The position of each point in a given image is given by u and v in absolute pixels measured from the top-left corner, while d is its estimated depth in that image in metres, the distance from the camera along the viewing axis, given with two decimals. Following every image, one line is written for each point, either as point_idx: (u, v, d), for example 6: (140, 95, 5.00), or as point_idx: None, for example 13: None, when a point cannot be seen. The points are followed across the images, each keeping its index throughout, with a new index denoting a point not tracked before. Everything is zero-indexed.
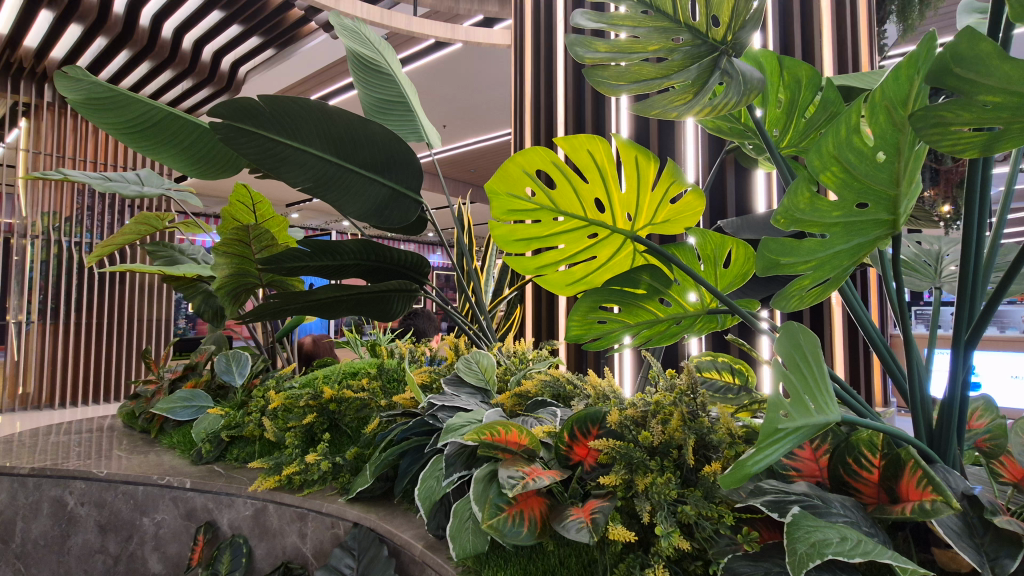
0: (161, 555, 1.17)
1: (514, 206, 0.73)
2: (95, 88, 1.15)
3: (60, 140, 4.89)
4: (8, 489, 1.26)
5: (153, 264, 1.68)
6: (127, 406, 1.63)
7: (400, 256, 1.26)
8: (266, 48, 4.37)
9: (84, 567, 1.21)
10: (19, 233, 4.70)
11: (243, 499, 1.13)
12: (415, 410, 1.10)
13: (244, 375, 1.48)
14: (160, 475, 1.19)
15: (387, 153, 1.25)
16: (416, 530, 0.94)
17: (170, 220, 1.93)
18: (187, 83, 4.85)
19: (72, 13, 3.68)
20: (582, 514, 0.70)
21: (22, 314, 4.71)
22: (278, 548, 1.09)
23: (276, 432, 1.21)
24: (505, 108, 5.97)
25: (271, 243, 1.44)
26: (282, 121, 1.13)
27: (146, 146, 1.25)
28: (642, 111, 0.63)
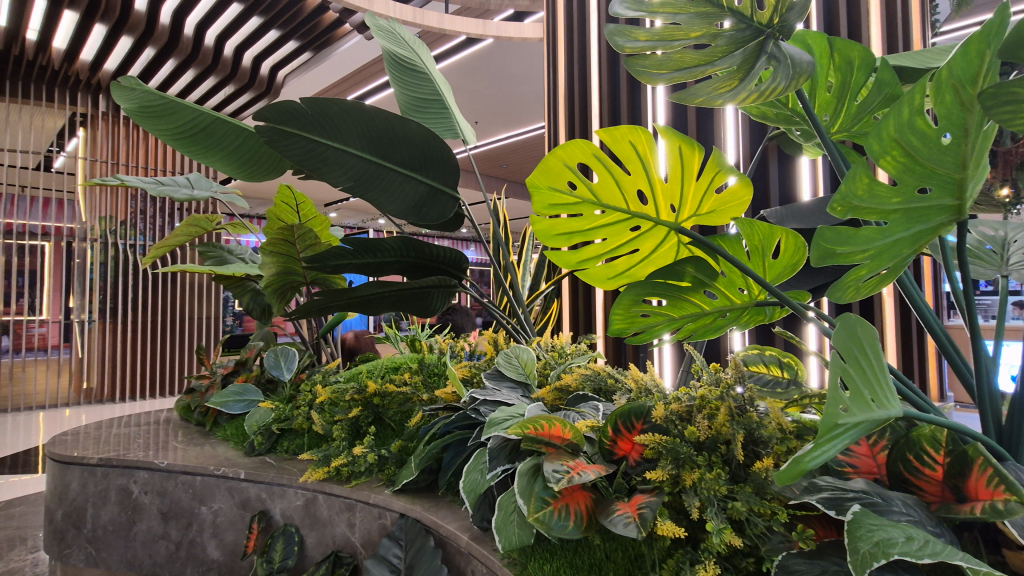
0: (218, 542, 1.22)
1: (556, 200, 0.72)
2: (148, 97, 1.20)
3: (114, 148, 5.15)
4: (79, 477, 1.34)
5: (204, 264, 1.75)
6: (183, 399, 1.71)
7: (439, 252, 1.28)
8: (303, 51, 4.47)
9: (147, 553, 1.27)
10: (80, 237, 4.99)
11: (294, 489, 1.17)
12: (457, 404, 1.13)
13: (291, 370, 1.54)
14: (217, 465, 1.25)
15: (424, 150, 1.26)
16: (461, 521, 0.96)
17: (219, 220, 2.01)
18: (229, 89, 5.03)
19: (123, 25, 3.87)
20: (629, 510, 0.70)
21: (84, 313, 5.01)
22: (328, 537, 1.13)
23: (324, 425, 1.25)
24: (537, 102, 5.94)
25: (315, 243, 1.48)
26: (323, 123, 1.16)
27: (196, 150, 1.31)
28: (687, 100, 0.61)
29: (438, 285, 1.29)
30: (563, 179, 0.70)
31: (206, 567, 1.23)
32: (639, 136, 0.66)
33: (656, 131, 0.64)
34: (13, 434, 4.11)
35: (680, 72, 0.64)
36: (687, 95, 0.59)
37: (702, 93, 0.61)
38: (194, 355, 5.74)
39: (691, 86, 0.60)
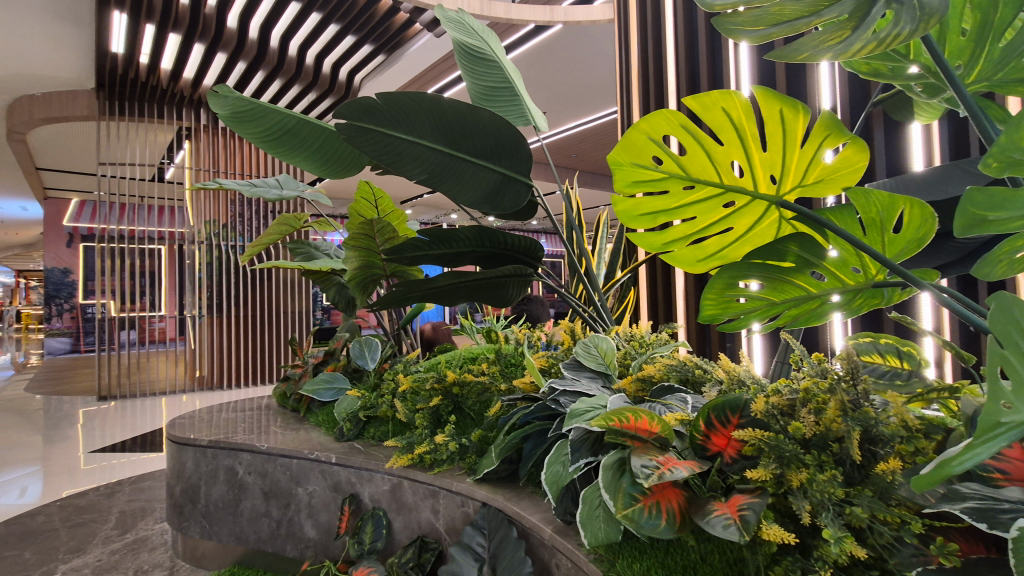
0: (314, 522, 1.28)
1: (639, 176, 0.68)
2: (240, 102, 1.26)
3: (215, 157, 5.62)
4: (193, 457, 1.47)
5: (295, 259, 1.85)
6: (280, 387, 1.82)
7: (516, 241, 1.27)
8: (377, 54, 4.61)
9: (253, 528, 1.36)
10: (189, 240, 5.51)
11: (381, 474, 1.21)
12: (536, 395, 1.12)
13: (375, 360, 1.59)
14: (311, 449, 1.32)
15: (497, 139, 1.25)
16: (543, 513, 0.94)
17: (305, 218, 2.11)
18: (312, 95, 5.30)
19: (218, 42, 4.18)
20: (728, 510, 0.64)
21: (195, 309, 5.53)
22: (414, 522, 1.16)
23: (407, 413, 1.29)
24: (608, 86, 5.77)
25: (394, 236, 1.53)
26: (398, 118, 1.18)
27: (283, 150, 1.38)
28: (790, 57, 0.52)
29: (514, 275, 1.27)
30: (648, 153, 0.65)
31: (304, 545, 1.30)
32: (733, 101, 0.60)
33: (753, 94, 0.58)
34: (142, 417, 4.65)
35: (776, 27, 0.57)
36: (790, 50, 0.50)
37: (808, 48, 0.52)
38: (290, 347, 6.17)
39: (794, 40, 0.51)
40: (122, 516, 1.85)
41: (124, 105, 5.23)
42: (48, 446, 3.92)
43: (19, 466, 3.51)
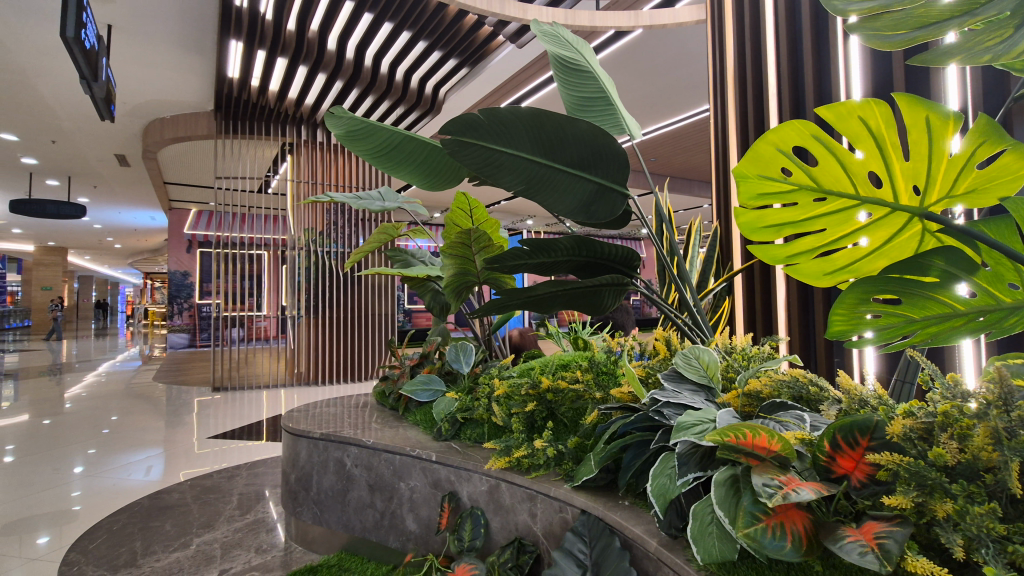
0: (416, 516, 1.35)
1: (766, 188, 0.68)
2: (352, 123, 1.38)
3: (313, 169, 6.05)
4: (307, 448, 1.59)
5: (394, 267, 1.96)
6: (379, 386, 1.93)
7: (613, 250, 1.27)
8: (461, 67, 4.77)
9: (359, 517, 1.46)
10: (291, 247, 5.97)
11: (479, 474, 1.25)
12: (635, 405, 1.11)
13: (469, 364, 1.65)
14: (412, 447, 1.40)
15: (596, 149, 1.26)
16: (647, 525, 0.94)
17: (403, 227, 2.23)
18: (400, 109, 5.57)
19: (319, 63, 4.51)
20: (862, 537, 0.62)
21: (294, 309, 5.95)
22: (511, 523, 1.19)
23: (503, 417, 1.33)
24: (691, 87, 5.59)
25: (489, 245, 1.58)
26: (499, 132, 1.22)
27: (391, 166, 1.48)
28: (932, 62, 0.57)
29: (611, 284, 1.28)
30: (776, 165, 0.64)
31: (405, 537, 1.37)
32: (874, 109, 0.58)
33: (896, 104, 0.55)
34: (249, 407, 5.10)
35: (921, 30, 0.58)
36: (930, 59, 0.56)
37: (956, 52, 0.56)
38: (381, 347, 6.47)
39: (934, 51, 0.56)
40: (243, 497, 2.04)
41: (236, 124, 5.77)
42: (173, 430, 4.41)
43: (151, 446, 3.99)
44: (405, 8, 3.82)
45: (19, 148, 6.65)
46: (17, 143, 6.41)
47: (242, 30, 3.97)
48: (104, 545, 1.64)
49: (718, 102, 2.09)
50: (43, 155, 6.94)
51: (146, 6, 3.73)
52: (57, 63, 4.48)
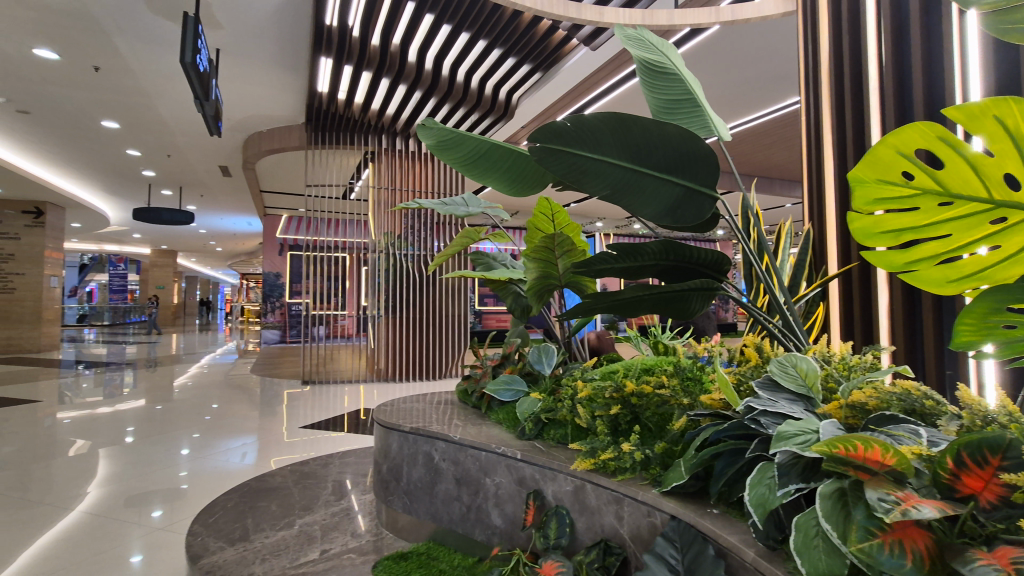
0: (501, 511, 1.40)
1: (885, 191, 0.65)
2: (443, 133, 1.45)
3: (392, 175, 6.35)
4: (398, 441, 1.69)
5: (477, 269, 2.02)
6: (462, 384, 2.01)
7: (702, 254, 1.25)
8: (534, 73, 4.80)
9: (446, 509, 1.53)
10: (372, 250, 6.28)
11: (564, 474, 1.28)
12: (727, 413, 1.09)
13: (551, 365, 1.69)
14: (497, 444, 1.44)
15: (683, 153, 1.24)
16: (743, 535, 0.92)
17: (484, 231, 2.30)
18: (474, 117, 5.72)
19: (401, 75, 4.73)
20: (995, 561, 0.58)
21: (374, 309, 6.25)
22: (597, 525, 1.20)
23: (586, 419, 1.34)
24: (774, 81, 5.32)
25: (572, 249, 1.61)
26: (585, 138, 1.23)
27: (478, 173, 1.53)
28: None
29: (701, 289, 1.26)
30: (897, 169, 0.62)
31: (491, 531, 1.42)
32: (1013, 109, 0.53)
33: None
34: (333, 401, 5.42)
35: None
36: None
37: None
38: (454, 347, 6.62)
39: None
40: (336, 484, 2.19)
41: (324, 135, 6.16)
42: (267, 419, 4.78)
43: (248, 433, 4.35)
44: (482, 17, 3.91)
45: (142, 163, 7.48)
46: (140, 158, 7.20)
47: (332, 47, 4.24)
48: (221, 520, 1.82)
49: (811, 95, 1.99)
50: (160, 168, 7.76)
51: (248, 29, 4.08)
52: (173, 85, 5.00)
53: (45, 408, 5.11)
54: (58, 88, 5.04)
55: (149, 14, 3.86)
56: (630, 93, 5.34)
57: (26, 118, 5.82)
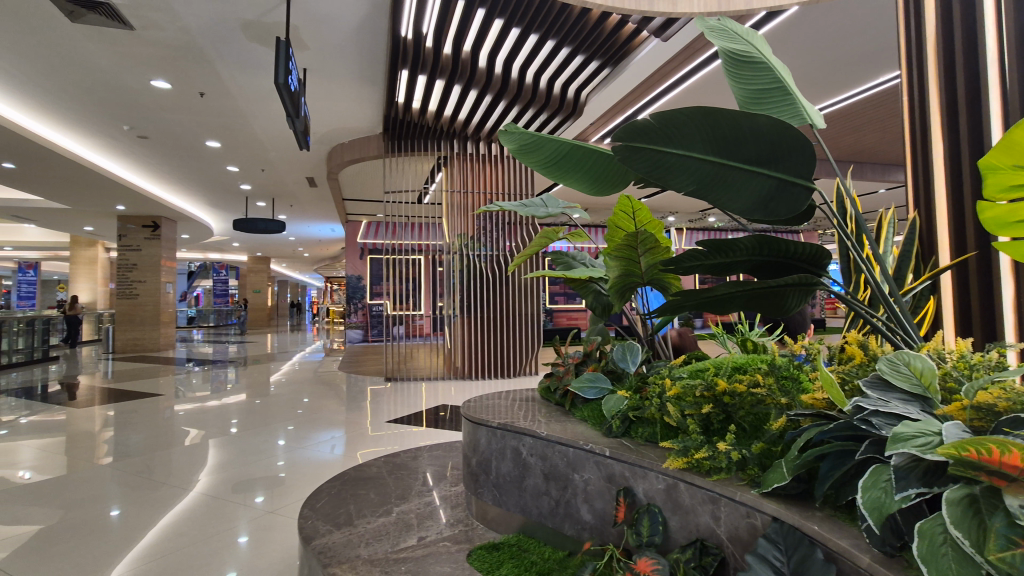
0: (591, 507, 1.42)
1: (1019, 180, 0.62)
2: (524, 137, 1.48)
3: (464, 178, 6.53)
4: (486, 436, 1.75)
5: (557, 268, 2.05)
6: (545, 381, 2.05)
7: (799, 249, 1.20)
8: (603, 69, 4.75)
9: (536, 503, 1.57)
10: (447, 251, 6.49)
11: (655, 473, 1.28)
12: (832, 413, 1.05)
13: (636, 364, 1.68)
14: (585, 440, 1.46)
15: (775, 143, 1.19)
16: (855, 539, 0.88)
17: (562, 231, 2.32)
18: (544, 116, 5.74)
19: (473, 80, 4.84)
20: None
21: (450, 309, 6.45)
22: (692, 524, 1.19)
23: (676, 417, 1.33)
24: (865, 59, 4.93)
25: (655, 246, 1.60)
26: (673, 135, 1.19)
27: (559, 173, 1.56)
28: None
29: (798, 284, 1.21)
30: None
31: (581, 526, 1.45)
32: None
33: None
34: (413, 397, 5.66)
35: None
36: None
37: None
38: (529, 345, 6.68)
39: None
40: (427, 476, 2.30)
41: (400, 144, 6.43)
42: (353, 414, 5.07)
43: (338, 426, 4.64)
44: (551, 17, 3.93)
45: (240, 177, 8.17)
46: (239, 173, 7.87)
47: (408, 59, 4.42)
48: (327, 505, 1.97)
49: (914, 71, 1.84)
50: (255, 182, 8.44)
51: (331, 48, 4.34)
52: (265, 105, 5.42)
53: (165, 401, 5.72)
54: (170, 114, 5.62)
55: (246, 42, 4.22)
56: (704, 82, 5.15)
57: (145, 142, 6.54)
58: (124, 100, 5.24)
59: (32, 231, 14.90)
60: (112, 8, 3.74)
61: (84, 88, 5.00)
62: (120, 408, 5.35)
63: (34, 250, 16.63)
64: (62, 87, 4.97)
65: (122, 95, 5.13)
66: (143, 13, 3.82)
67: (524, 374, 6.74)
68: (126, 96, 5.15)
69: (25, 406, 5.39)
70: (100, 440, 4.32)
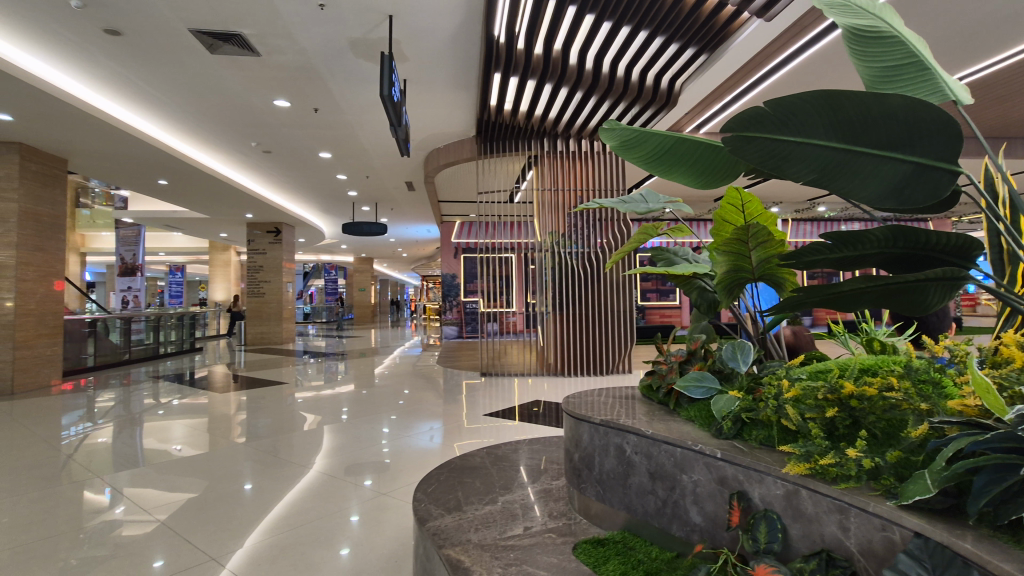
0: (701, 509, 1.39)
1: None
2: (625, 133, 1.47)
3: (555, 176, 6.55)
4: (589, 432, 1.76)
5: (658, 265, 2.01)
6: (646, 379, 2.02)
7: (941, 239, 1.07)
8: (699, 56, 4.55)
9: (642, 502, 1.56)
10: (538, 249, 6.55)
11: (773, 477, 1.22)
12: (987, 423, 0.93)
13: (747, 363, 1.60)
14: (694, 441, 1.43)
15: (911, 126, 0.95)
16: (1019, 563, 0.78)
17: (662, 227, 2.27)
18: (636, 109, 5.61)
19: (564, 78, 4.84)
20: None
21: (542, 307, 6.52)
22: (816, 534, 1.12)
23: (796, 421, 1.26)
24: (1016, 18, 4.27)
25: (768, 240, 1.52)
26: (788, 120, 1.01)
27: (662, 167, 1.53)
28: None
29: (941, 278, 1.08)
30: None
31: (690, 528, 1.42)
32: None
33: None
34: (507, 393, 5.81)
35: None
36: None
37: None
38: (622, 343, 6.57)
39: None
40: (529, 469, 2.36)
41: (492, 145, 6.62)
42: (452, 407, 5.30)
43: (438, 418, 4.88)
44: (644, 8, 3.83)
45: (347, 184, 8.82)
46: (346, 180, 8.51)
47: (501, 62, 4.52)
48: (437, 490, 2.09)
49: None
50: (361, 188, 9.07)
51: (429, 57, 4.56)
52: (370, 116, 5.81)
53: (288, 389, 6.34)
54: (288, 130, 6.20)
55: (354, 58, 4.55)
56: (816, 58, 4.75)
57: (268, 156, 7.27)
58: (253, 119, 5.86)
59: (178, 239, 17.13)
60: (243, 38, 4.21)
61: (220, 112, 5.67)
62: (252, 394, 6.04)
63: (181, 254, 19.19)
64: (202, 112, 5.67)
65: (249, 115, 5.74)
66: (268, 41, 4.26)
67: (617, 372, 6.64)
68: (254, 116, 5.76)
69: (178, 390, 6.25)
70: (236, 422, 4.88)
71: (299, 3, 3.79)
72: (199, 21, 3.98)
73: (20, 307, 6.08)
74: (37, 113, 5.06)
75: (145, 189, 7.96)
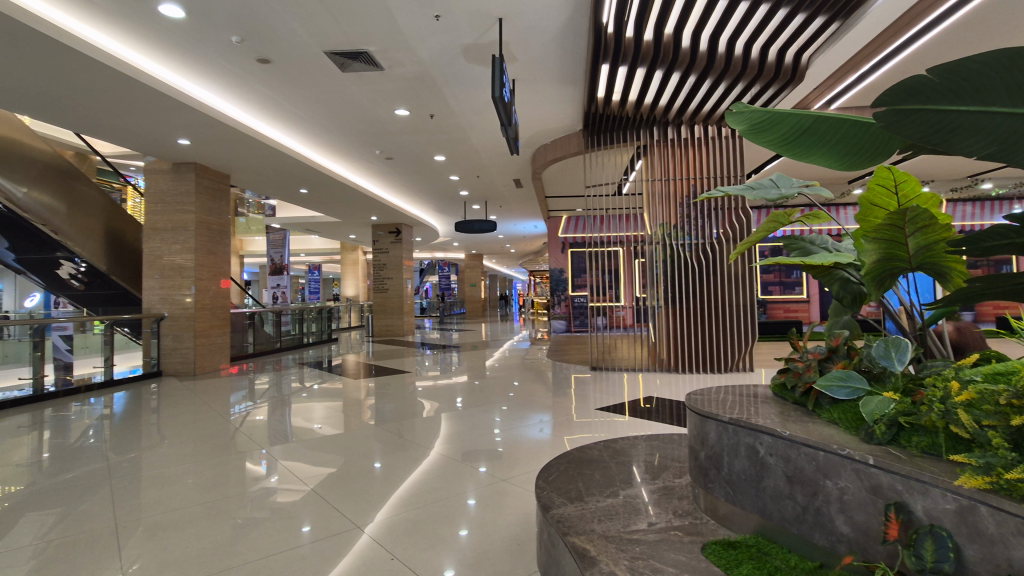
0: (849, 518, 1.28)
1: None
2: (757, 114, 1.36)
3: (665, 165, 6.32)
4: (716, 430, 1.70)
5: (790, 254, 1.85)
6: (779, 378, 1.89)
7: None
8: (831, 24, 4.11)
9: (778, 506, 1.48)
10: (649, 241, 6.37)
11: (941, 490, 1.09)
12: None
13: (904, 362, 1.43)
14: (840, 445, 1.32)
15: None
16: None
17: (795, 214, 2.09)
18: (756, 89, 5.21)
19: (676, 62, 4.63)
20: None
21: (653, 300, 6.33)
22: (1001, 557, 0.98)
23: (971, 430, 1.10)
24: None
25: (929, 225, 1.33)
26: (954, 85, 0.71)
27: (796, 146, 1.42)
28: None
29: None
30: None
31: (836, 538, 1.32)
32: None
33: None
34: (616, 387, 5.76)
35: None
36: None
37: None
38: (742, 339, 6.16)
39: None
40: (648, 465, 2.33)
41: (599, 138, 6.54)
42: (562, 399, 5.38)
43: (548, 410, 4.98)
44: None
45: (459, 184, 9.24)
46: (458, 181, 8.91)
47: (609, 52, 4.44)
48: (558, 479, 2.14)
49: None
50: (472, 187, 9.44)
51: (537, 55, 4.62)
52: (480, 117, 6.03)
53: (410, 377, 6.84)
54: (406, 136, 6.65)
55: (466, 63, 4.75)
56: (981, 10, 4.09)
57: (389, 163, 7.85)
58: (376, 129, 6.36)
59: (314, 241, 19.12)
60: (370, 55, 4.57)
61: (349, 124, 6.22)
62: (379, 381, 6.60)
63: (317, 254, 21.48)
64: (333, 125, 6.27)
65: (372, 125, 6.24)
66: (391, 55, 4.59)
67: (735, 370, 6.26)
68: (377, 126, 6.25)
69: (318, 375, 7.02)
70: (367, 406, 5.37)
71: (417, 16, 4.03)
72: (333, 43, 4.40)
73: (198, 302, 7.20)
74: (207, 137, 5.94)
75: (289, 198, 8.99)
